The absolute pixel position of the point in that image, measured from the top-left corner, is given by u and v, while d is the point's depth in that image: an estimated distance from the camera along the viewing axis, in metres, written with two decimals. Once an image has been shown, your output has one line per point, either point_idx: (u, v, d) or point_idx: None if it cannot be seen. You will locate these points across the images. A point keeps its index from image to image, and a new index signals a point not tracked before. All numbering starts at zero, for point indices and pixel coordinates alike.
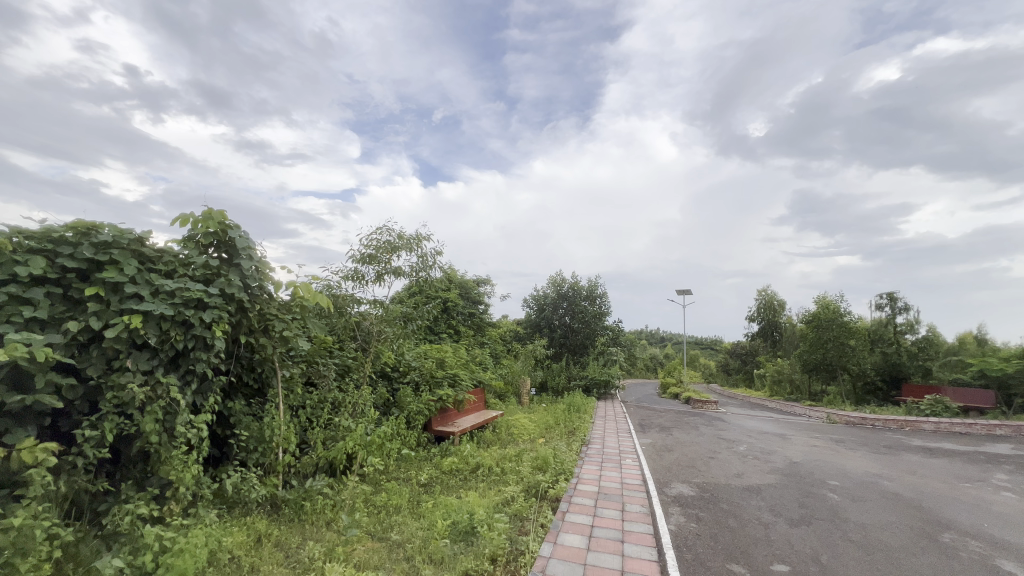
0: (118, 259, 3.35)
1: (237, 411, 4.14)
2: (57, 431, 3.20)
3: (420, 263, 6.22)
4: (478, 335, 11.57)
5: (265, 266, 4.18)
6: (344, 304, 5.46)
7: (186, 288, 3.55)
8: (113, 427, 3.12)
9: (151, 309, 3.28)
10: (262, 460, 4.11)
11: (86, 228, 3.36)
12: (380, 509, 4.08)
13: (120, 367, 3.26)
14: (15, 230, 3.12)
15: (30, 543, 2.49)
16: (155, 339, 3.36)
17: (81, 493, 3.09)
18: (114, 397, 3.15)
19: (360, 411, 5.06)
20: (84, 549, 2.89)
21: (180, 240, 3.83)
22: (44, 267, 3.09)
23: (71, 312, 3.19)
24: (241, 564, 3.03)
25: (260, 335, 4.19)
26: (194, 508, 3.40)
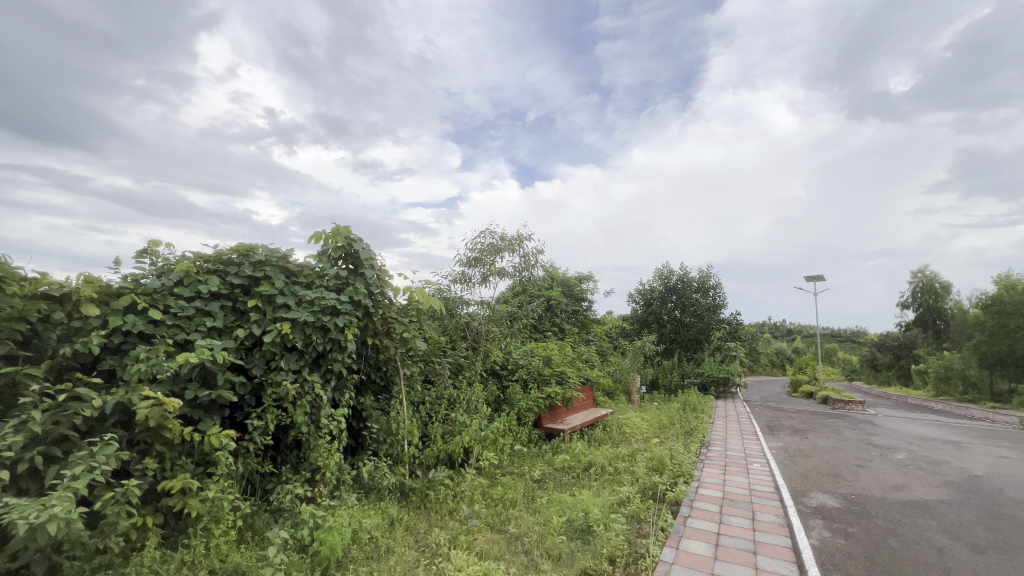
0: (271, 274, 3.93)
1: (368, 406, 4.59)
2: (234, 420, 3.84)
3: (523, 263, 6.32)
4: (584, 332, 11.45)
5: (385, 274, 4.60)
6: (454, 305, 5.76)
7: (322, 296, 4.03)
8: (274, 418, 3.66)
9: (297, 316, 3.79)
10: (392, 450, 4.51)
11: (245, 250, 4.00)
12: (497, 502, 4.23)
13: (276, 367, 3.82)
14: (198, 256, 3.83)
15: (220, 512, 3.01)
16: (301, 342, 3.88)
17: (253, 473, 3.66)
18: (273, 392, 3.70)
19: (474, 407, 5.31)
20: (257, 520, 3.42)
21: (316, 255, 4.37)
22: (219, 284, 3.74)
23: (239, 321, 3.82)
24: (379, 544, 3.35)
25: (384, 337, 4.61)
26: (339, 491, 3.85)
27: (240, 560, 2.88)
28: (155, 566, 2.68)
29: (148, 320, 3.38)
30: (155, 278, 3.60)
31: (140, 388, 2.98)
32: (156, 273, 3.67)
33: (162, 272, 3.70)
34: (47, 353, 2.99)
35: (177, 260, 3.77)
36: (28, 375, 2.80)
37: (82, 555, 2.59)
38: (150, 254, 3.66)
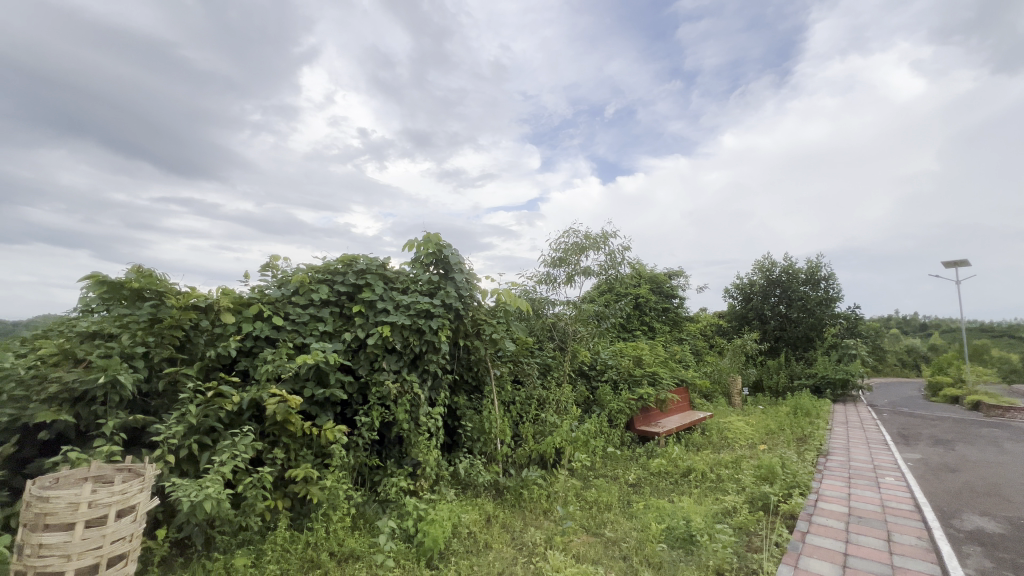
0: (371, 282, 4.25)
1: (462, 405, 4.78)
2: (345, 416, 4.19)
3: (609, 261, 6.17)
4: (676, 331, 10.90)
5: (473, 277, 4.76)
6: (540, 306, 5.82)
7: (417, 301, 4.27)
8: (379, 415, 3.94)
9: (395, 320, 4.05)
10: (486, 449, 4.64)
11: (349, 260, 4.37)
12: (591, 505, 4.16)
13: (379, 367, 4.11)
14: (310, 268, 4.26)
15: (336, 500, 3.30)
16: (400, 344, 4.15)
17: (363, 465, 3.96)
18: (377, 391, 3.98)
19: (564, 408, 5.28)
20: (368, 509, 3.69)
21: (410, 262, 4.64)
22: (328, 292, 4.12)
23: (346, 325, 4.17)
24: (478, 539, 3.45)
25: (474, 338, 4.77)
26: (438, 486, 4.04)
27: (355, 545, 3.13)
28: (286, 545, 3.00)
29: (272, 326, 3.82)
30: (276, 288, 4.06)
31: (268, 386, 3.37)
32: (277, 284, 4.13)
33: (281, 283, 4.15)
34: (197, 356, 3.50)
35: (294, 272, 4.22)
36: (184, 375, 3.30)
37: (229, 531, 2.97)
38: (272, 268, 4.14)
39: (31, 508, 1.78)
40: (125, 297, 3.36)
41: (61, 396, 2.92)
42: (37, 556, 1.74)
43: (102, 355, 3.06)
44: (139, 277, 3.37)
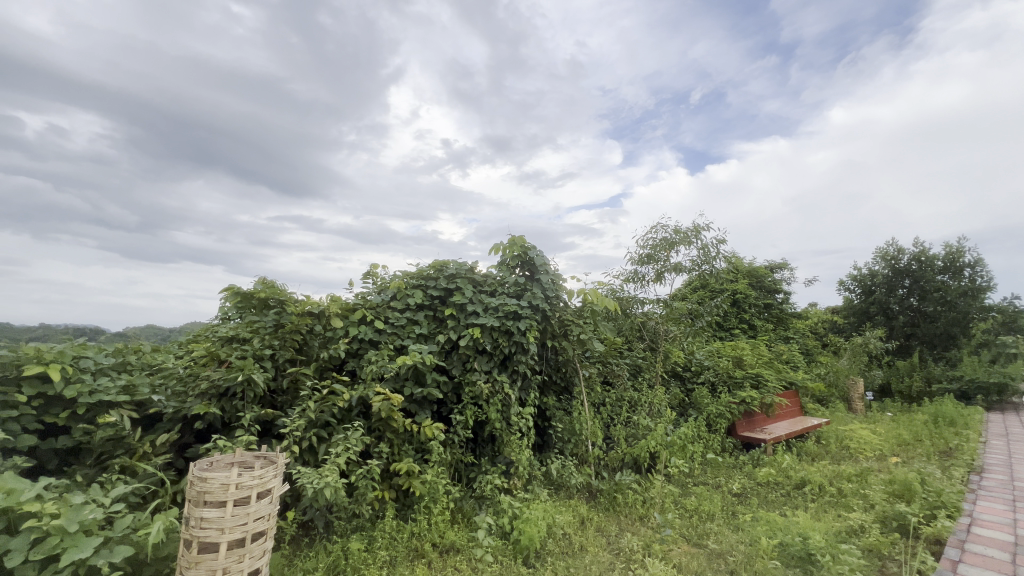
0: (461, 286, 4.44)
1: (551, 406, 4.79)
2: (441, 415, 4.39)
3: (701, 256, 5.82)
4: (781, 329, 9.97)
5: (558, 278, 4.77)
6: (628, 305, 5.65)
7: (505, 303, 4.37)
8: (472, 414, 4.08)
9: (485, 322, 4.19)
10: (577, 450, 4.60)
11: (439, 265, 4.60)
12: (692, 514, 3.94)
13: (471, 368, 4.26)
14: (406, 274, 4.54)
15: (436, 494, 3.47)
16: (490, 346, 4.27)
17: (459, 462, 4.13)
18: (470, 391, 4.13)
19: (657, 411, 5.07)
20: (465, 504, 3.82)
21: (497, 265, 4.77)
22: (422, 297, 4.36)
23: (439, 328, 4.38)
24: (573, 541, 3.43)
25: (562, 339, 4.77)
26: (531, 485, 4.08)
27: (455, 538, 3.26)
28: (393, 533, 3.20)
29: (374, 329, 4.12)
30: (376, 294, 4.38)
31: (374, 385, 3.64)
32: (377, 290, 4.46)
33: (381, 289, 4.47)
34: (313, 357, 3.88)
35: (391, 279, 4.52)
36: (303, 374, 3.67)
37: (344, 517, 3.24)
38: (372, 276, 4.48)
39: (193, 487, 2.08)
40: (254, 306, 3.83)
41: (209, 392, 3.40)
42: (199, 528, 2.04)
43: (239, 356, 3.51)
44: (265, 288, 3.83)
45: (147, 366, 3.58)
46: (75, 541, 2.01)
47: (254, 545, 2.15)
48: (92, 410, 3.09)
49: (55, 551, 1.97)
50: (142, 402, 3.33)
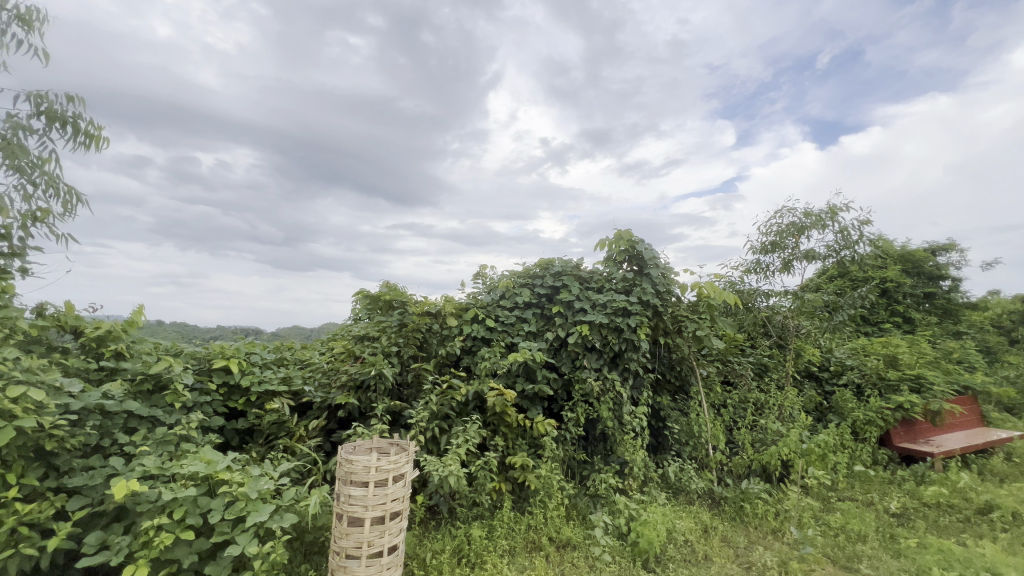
0: (568, 283, 4.44)
1: (665, 406, 4.58)
2: (552, 411, 4.44)
3: (839, 240, 5.12)
4: (949, 322, 8.37)
5: (669, 272, 4.57)
6: (751, 298, 5.11)
7: (614, 299, 4.28)
8: (583, 411, 4.06)
9: (594, 319, 4.15)
10: (696, 454, 4.34)
11: (545, 263, 4.65)
12: (838, 532, 3.48)
13: (581, 365, 4.25)
14: (513, 273, 4.67)
15: (551, 489, 3.53)
16: (600, 343, 4.21)
17: (571, 459, 4.12)
18: (581, 388, 4.12)
19: (789, 415, 4.57)
20: (580, 502, 3.81)
21: (603, 261, 4.69)
22: (530, 295, 4.47)
23: (547, 326, 4.43)
24: (696, 549, 3.24)
25: (676, 336, 4.54)
26: (647, 487, 3.94)
27: (571, 535, 3.28)
28: (511, 524, 3.31)
29: (486, 327, 4.30)
30: (486, 294, 4.57)
31: (488, 381, 3.82)
32: (487, 290, 4.65)
33: (490, 289, 4.65)
34: (432, 354, 4.18)
35: (499, 279, 4.68)
36: (425, 369, 3.98)
37: (466, 505, 3.43)
38: (482, 276, 4.69)
39: (342, 467, 2.36)
40: (381, 307, 4.24)
41: (348, 384, 3.83)
42: (347, 503, 2.31)
43: (371, 353, 3.90)
44: (389, 291, 4.22)
45: (298, 361, 4.15)
46: (255, 506, 2.41)
47: (391, 524, 2.38)
48: (261, 398, 3.67)
49: (243, 513, 2.38)
50: (297, 392, 3.87)
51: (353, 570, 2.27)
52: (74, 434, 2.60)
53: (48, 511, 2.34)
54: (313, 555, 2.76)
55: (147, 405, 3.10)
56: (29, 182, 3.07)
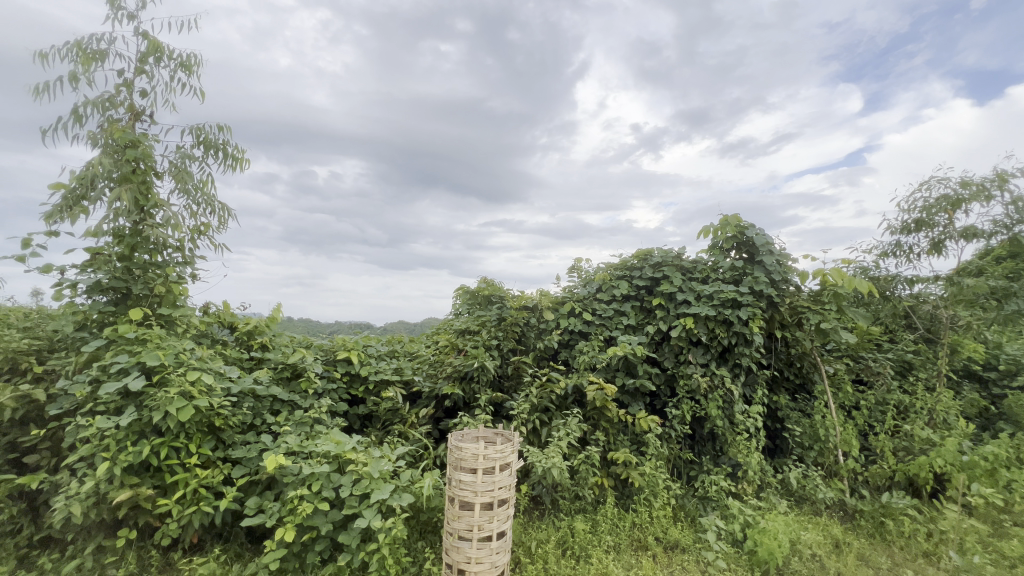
0: (669, 274, 4.24)
1: (783, 406, 4.18)
2: (654, 407, 4.27)
3: (1010, 214, 4.26)
4: None
5: (786, 258, 4.15)
6: (891, 286, 4.48)
7: (721, 290, 4.01)
8: (689, 409, 3.85)
9: (699, 311, 3.91)
10: (823, 460, 3.90)
11: (643, 254, 4.48)
12: (1016, 564, 2.90)
13: (685, 360, 4.04)
14: (610, 266, 4.57)
15: (656, 488, 3.41)
16: (706, 337, 3.97)
17: (677, 458, 3.93)
18: (685, 384, 3.92)
19: (944, 421, 3.91)
20: (688, 503, 3.61)
21: (707, 250, 4.40)
22: (628, 288, 4.32)
23: (647, 319, 4.27)
24: (827, 565, 2.92)
25: (795, 329, 4.12)
26: (765, 493, 3.63)
27: (680, 536, 3.13)
28: (615, 520, 3.25)
29: (583, 320, 4.25)
30: (582, 287, 4.51)
31: (587, 374, 3.78)
32: (583, 283, 4.58)
33: (586, 282, 4.59)
34: (531, 347, 4.25)
35: (595, 271, 4.60)
36: (524, 362, 4.06)
37: (568, 497, 3.44)
38: (577, 270, 4.65)
39: (452, 453, 2.49)
40: (480, 302, 4.39)
41: (453, 375, 4.03)
42: (458, 487, 2.44)
43: (473, 346, 4.06)
44: (487, 286, 4.35)
45: (407, 353, 4.47)
46: (377, 484, 2.64)
47: (499, 510, 2.47)
48: (378, 386, 4.02)
49: (367, 490, 2.63)
50: (408, 381, 4.17)
51: (465, 551, 2.40)
52: (235, 413, 3.08)
53: (219, 476, 2.80)
54: (427, 534, 2.96)
55: (288, 390, 3.56)
56: (194, 202, 3.68)
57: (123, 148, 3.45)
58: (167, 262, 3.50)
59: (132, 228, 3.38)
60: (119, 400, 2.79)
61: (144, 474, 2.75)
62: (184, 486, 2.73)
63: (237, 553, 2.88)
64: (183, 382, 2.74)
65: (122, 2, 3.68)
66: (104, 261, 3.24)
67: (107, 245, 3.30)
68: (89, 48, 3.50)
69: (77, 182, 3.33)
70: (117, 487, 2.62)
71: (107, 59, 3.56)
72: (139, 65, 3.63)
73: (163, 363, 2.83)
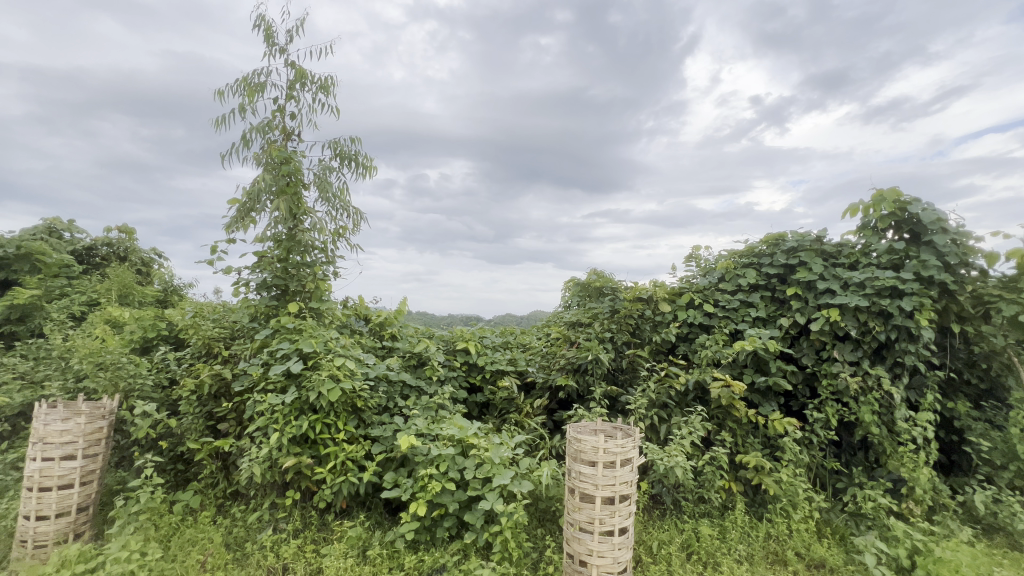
0: (807, 260, 3.76)
1: (962, 415, 3.48)
2: (790, 409, 3.84)
3: None
4: None
5: (966, 238, 3.44)
6: None
7: (876, 277, 3.46)
8: (835, 412, 3.39)
9: (847, 302, 3.42)
10: (1022, 484, 3.17)
11: (774, 239, 4.02)
12: None
13: (829, 357, 3.57)
14: (733, 253, 4.18)
15: (795, 498, 3.06)
16: (856, 330, 3.46)
17: (820, 467, 3.49)
18: (829, 384, 3.46)
19: None
20: (836, 519, 3.19)
21: (856, 231, 3.81)
22: (756, 276, 3.92)
23: (780, 311, 3.85)
24: None
25: (979, 323, 3.40)
26: (939, 516, 3.06)
27: (827, 555, 2.78)
28: (747, 529, 2.99)
29: (704, 312, 3.97)
30: (702, 277, 4.20)
31: (711, 370, 3.53)
32: (703, 273, 4.25)
33: (706, 271, 4.25)
34: (646, 340, 4.07)
35: (716, 259, 4.25)
36: (640, 356, 3.91)
37: (692, 499, 3.25)
38: (695, 259, 4.34)
39: (571, 445, 2.49)
40: (591, 294, 4.31)
41: (566, 367, 4.03)
42: (578, 479, 2.44)
43: (586, 338, 4.01)
44: (598, 278, 4.25)
45: (520, 345, 4.59)
46: (498, 470, 2.75)
47: (621, 506, 2.42)
48: (494, 376, 4.18)
49: (489, 474, 2.75)
50: (522, 372, 4.28)
51: (586, 543, 2.39)
52: (373, 395, 3.43)
53: (361, 451, 3.15)
54: (546, 522, 3.01)
55: (415, 377, 3.86)
56: (334, 208, 4.16)
57: (279, 165, 4.01)
58: (315, 262, 4.01)
59: (288, 233, 3.92)
60: (284, 381, 3.27)
61: (304, 445, 3.19)
62: (335, 457, 3.12)
63: (377, 521, 3.22)
64: (331, 366, 3.12)
65: (274, 39, 4.27)
66: (269, 262, 3.83)
67: (270, 249, 3.89)
68: (253, 82, 4.13)
69: (247, 196, 3.96)
70: (285, 454, 3.08)
71: (265, 89, 4.16)
72: (288, 91, 4.19)
73: (316, 350, 3.26)
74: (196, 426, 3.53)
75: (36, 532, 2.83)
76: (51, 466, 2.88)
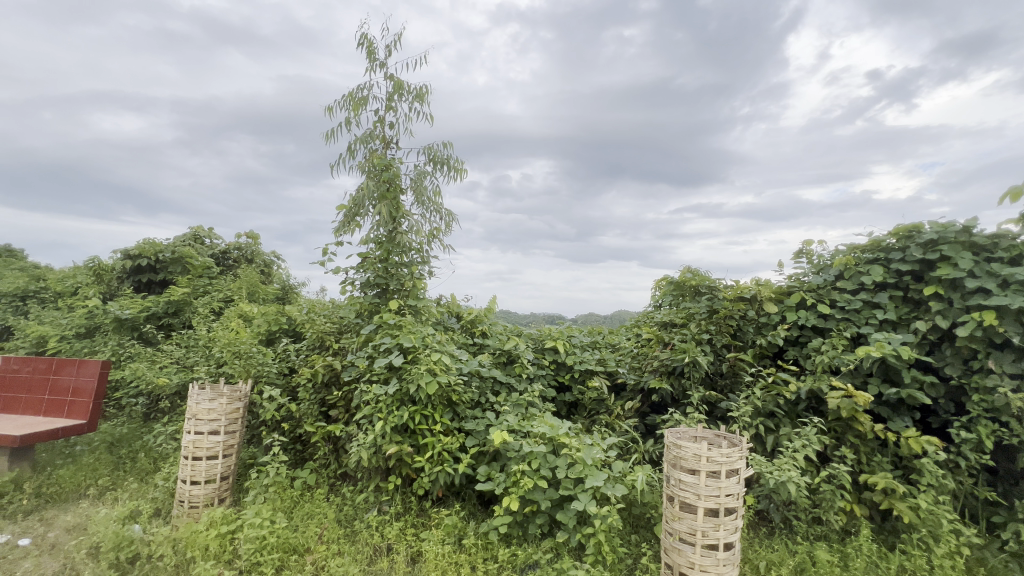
0: (950, 254, 3.23)
1: None
2: (929, 427, 3.34)
3: None
4: None
5: None
6: None
7: None
8: (991, 432, 2.88)
9: (1007, 303, 2.89)
10: None
11: (907, 231, 3.51)
12: None
13: (982, 368, 3.05)
14: (854, 248, 3.72)
15: (938, 529, 2.65)
16: (1019, 337, 2.92)
17: (969, 495, 2.99)
18: (983, 400, 2.95)
19: None
20: (992, 558, 2.72)
21: (1019, 219, 3.20)
22: (884, 273, 3.45)
23: (916, 313, 3.35)
24: None
25: None
26: None
27: None
28: (876, 559, 2.65)
29: (818, 314, 3.58)
30: (816, 275, 3.79)
31: (828, 378, 3.18)
32: (816, 270, 3.85)
33: (820, 269, 3.83)
34: (748, 343, 3.77)
35: (833, 255, 3.81)
36: (743, 360, 3.63)
37: (806, 520, 2.95)
38: (806, 254, 3.93)
39: (671, 451, 2.38)
40: (686, 293, 4.08)
41: (659, 369, 3.86)
42: (679, 487, 2.33)
43: (680, 339, 3.81)
44: (693, 276, 4.01)
45: (609, 345, 4.49)
46: (591, 471, 2.71)
47: (727, 520, 2.26)
48: (583, 376, 4.14)
49: (581, 475, 2.72)
50: (611, 373, 4.18)
51: (688, 556, 2.27)
52: (467, 390, 3.56)
53: (456, 443, 3.28)
54: (641, 529, 2.92)
55: (505, 373, 3.94)
56: (428, 211, 4.39)
57: (380, 172, 4.31)
58: (412, 262, 4.25)
59: (388, 235, 4.20)
60: (387, 373, 3.50)
61: (404, 434, 3.39)
62: (433, 447, 3.28)
63: (471, 512, 3.34)
64: (429, 361, 3.28)
65: (375, 54, 4.59)
66: (371, 263, 4.13)
67: (373, 250, 4.19)
68: (357, 97, 4.48)
69: (352, 203, 4.32)
70: (389, 442, 3.30)
71: (368, 102, 4.50)
72: (388, 103, 4.48)
73: (415, 345, 3.45)
74: (312, 411, 3.92)
75: (191, 494, 3.32)
76: (201, 439, 3.37)
